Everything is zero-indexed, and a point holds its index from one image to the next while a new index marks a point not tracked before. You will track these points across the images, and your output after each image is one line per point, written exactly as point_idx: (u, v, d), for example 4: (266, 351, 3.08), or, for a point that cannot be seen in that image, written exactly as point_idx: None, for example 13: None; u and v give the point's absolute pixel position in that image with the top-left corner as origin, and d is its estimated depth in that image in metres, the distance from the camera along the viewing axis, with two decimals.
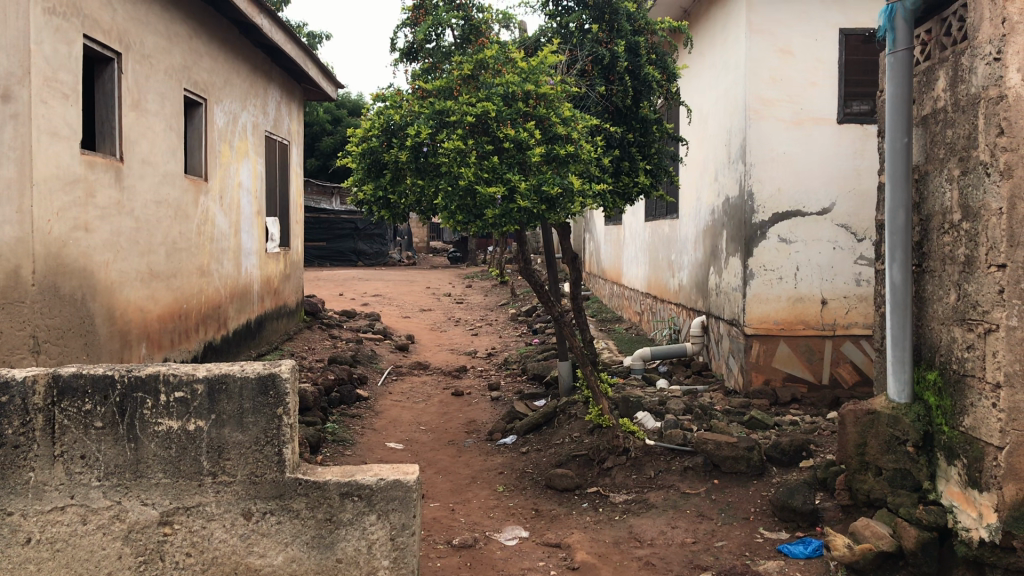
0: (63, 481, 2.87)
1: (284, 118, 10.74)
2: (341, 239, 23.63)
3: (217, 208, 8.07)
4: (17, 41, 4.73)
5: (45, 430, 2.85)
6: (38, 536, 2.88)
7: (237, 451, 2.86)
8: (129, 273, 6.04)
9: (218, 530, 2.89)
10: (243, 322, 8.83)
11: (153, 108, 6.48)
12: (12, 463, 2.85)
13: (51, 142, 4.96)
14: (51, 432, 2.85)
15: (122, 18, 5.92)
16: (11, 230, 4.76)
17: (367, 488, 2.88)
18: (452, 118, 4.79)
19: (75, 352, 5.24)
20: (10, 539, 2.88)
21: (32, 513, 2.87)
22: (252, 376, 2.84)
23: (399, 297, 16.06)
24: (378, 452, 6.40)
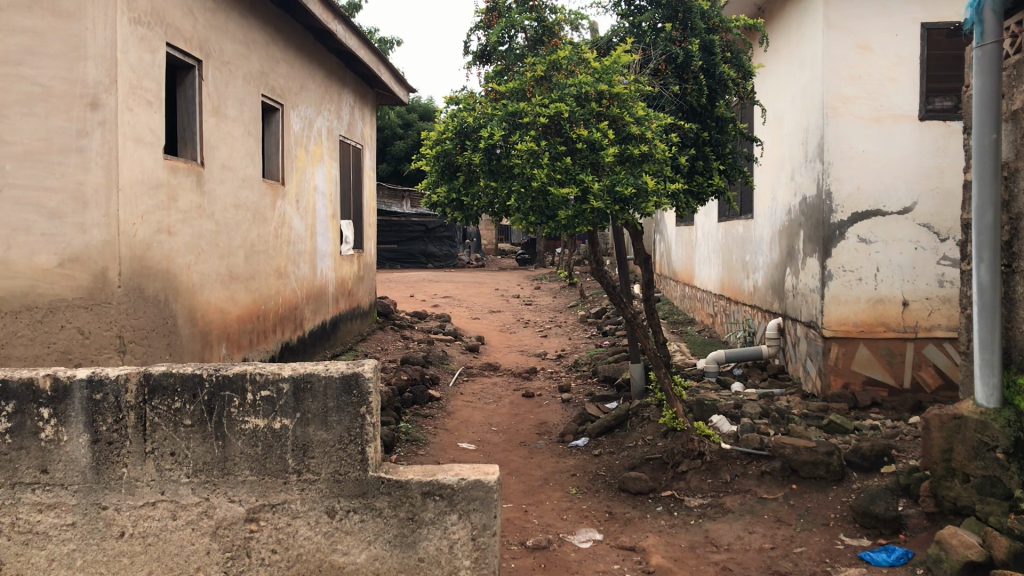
0: (154, 477, 2.85)
1: (357, 122, 10.90)
2: (412, 241, 23.96)
3: (293, 211, 8.22)
4: (106, 50, 4.90)
5: (137, 427, 2.83)
6: (131, 530, 2.87)
7: (321, 449, 2.81)
8: (210, 275, 6.18)
9: (303, 527, 2.84)
10: (318, 323, 9.00)
11: (232, 114, 6.65)
12: (105, 458, 2.84)
13: (137, 148, 5.13)
14: (143, 429, 2.84)
15: (203, 26, 6.08)
16: (100, 234, 4.94)
17: (448, 488, 2.81)
18: (526, 119, 4.81)
19: (159, 352, 5.40)
20: (104, 533, 2.87)
21: (125, 507, 2.86)
22: (336, 374, 2.78)
23: (468, 298, 16.21)
24: (451, 452, 6.45)
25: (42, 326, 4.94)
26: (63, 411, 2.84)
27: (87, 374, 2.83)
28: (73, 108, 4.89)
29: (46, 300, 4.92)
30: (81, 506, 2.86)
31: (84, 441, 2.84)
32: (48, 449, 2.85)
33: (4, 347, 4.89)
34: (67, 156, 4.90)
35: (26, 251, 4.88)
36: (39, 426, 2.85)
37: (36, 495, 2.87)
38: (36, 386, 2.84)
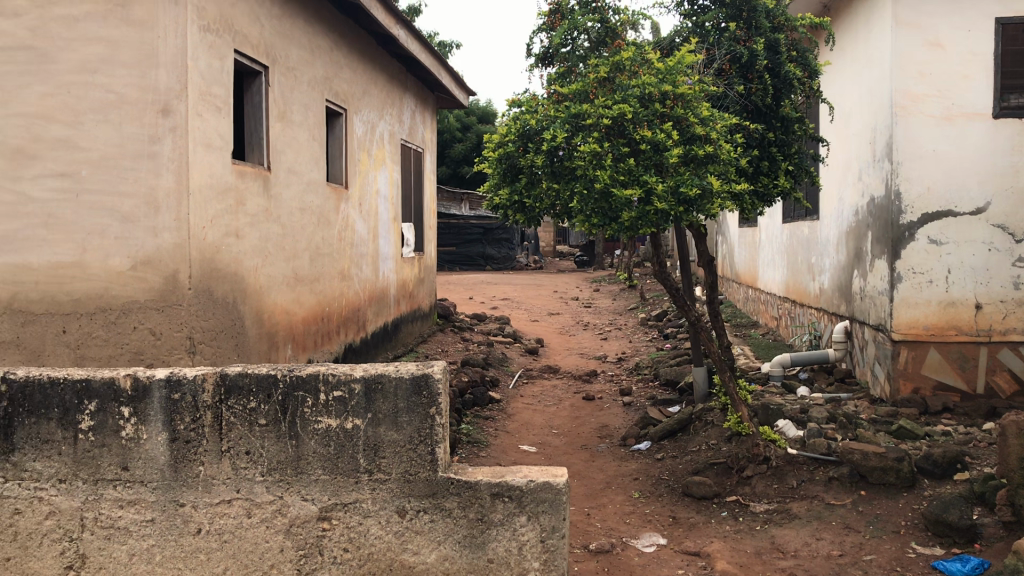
0: (229, 475, 2.85)
1: (418, 126, 10.99)
2: (471, 243, 24.08)
3: (356, 214, 8.33)
4: (176, 57, 5.02)
5: (213, 426, 2.84)
6: (207, 527, 2.87)
7: (392, 450, 2.80)
8: (276, 278, 6.30)
9: (374, 527, 2.84)
10: (380, 325, 9.10)
11: (298, 119, 6.76)
12: (183, 456, 2.85)
13: (206, 153, 5.23)
14: (218, 428, 2.84)
15: (270, 33, 6.18)
16: (171, 237, 5.06)
17: (517, 490, 2.80)
18: (589, 121, 4.80)
19: (228, 353, 5.51)
20: (181, 529, 2.88)
21: (202, 505, 2.86)
22: (406, 376, 2.78)
23: (527, 300, 16.24)
24: (512, 454, 6.46)
25: (116, 327, 5.12)
26: (143, 409, 2.85)
27: (166, 374, 2.83)
28: (146, 115, 5.03)
29: (120, 301, 5.10)
30: (159, 502, 2.87)
31: (163, 439, 2.85)
32: (128, 447, 2.87)
33: (81, 347, 5.15)
34: (140, 162, 5.03)
35: (101, 254, 5.08)
36: (120, 424, 2.87)
37: (117, 491, 2.88)
38: (117, 385, 2.85)
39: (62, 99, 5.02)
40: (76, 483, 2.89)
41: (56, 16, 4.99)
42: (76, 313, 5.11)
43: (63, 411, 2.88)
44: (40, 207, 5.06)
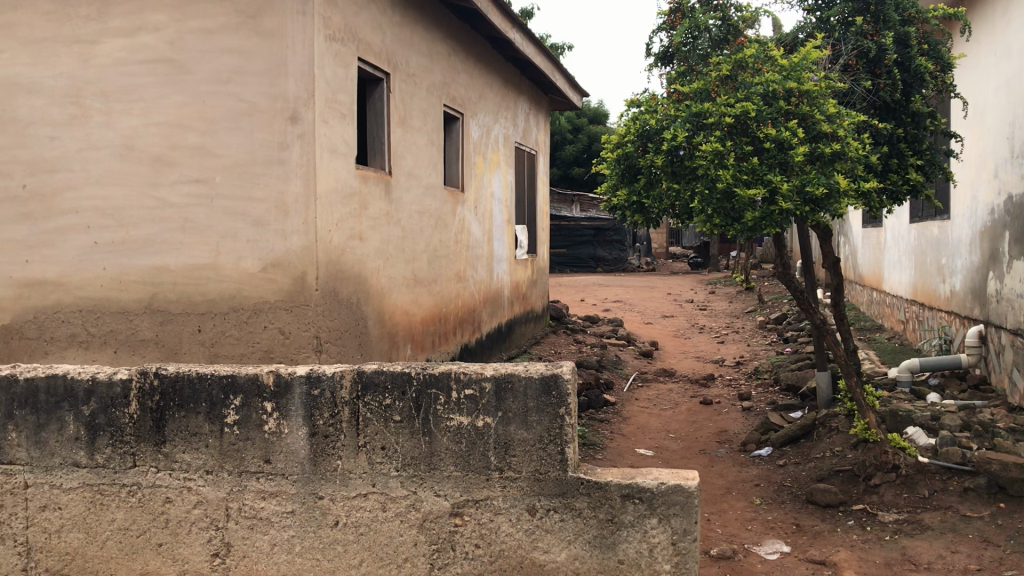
0: (366, 470, 2.84)
1: (532, 129, 11.05)
2: (582, 245, 24.05)
3: (472, 216, 8.45)
4: (305, 66, 5.18)
5: (351, 421, 2.83)
6: (344, 520, 2.86)
7: (522, 448, 2.74)
8: (396, 279, 6.43)
9: (504, 524, 2.78)
10: (495, 326, 9.20)
11: (417, 124, 6.90)
12: (322, 450, 2.85)
13: (332, 158, 5.39)
14: (356, 423, 2.83)
15: (391, 41, 6.33)
16: (299, 239, 5.23)
17: (648, 491, 2.68)
18: (711, 120, 4.75)
19: (352, 352, 5.67)
20: (320, 521, 2.87)
21: (339, 497, 2.85)
22: (535, 376, 2.71)
23: (639, 302, 16.11)
24: (629, 457, 6.43)
25: (247, 327, 5.34)
26: (284, 404, 2.86)
27: (305, 371, 2.85)
28: (276, 122, 5.22)
29: (251, 302, 5.31)
30: (298, 495, 2.88)
31: (303, 434, 2.86)
32: (271, 440, 2.88)
33: (216, 345, 5.39)
34: (271, 167, 5.23)
35: (234, 256, 5.30)
36: (263, 419, 2.88)
37: (260, 483, 2.89)
38: (260, 381, 2.87)
39: (197, 108, 5.28)
40: (222, 474, 2.92)
41: (193, 29, 5.24)
42: (211, 312, 5.36)
43: (210, 405, 2.91)
44: (177, 211, 5.34)
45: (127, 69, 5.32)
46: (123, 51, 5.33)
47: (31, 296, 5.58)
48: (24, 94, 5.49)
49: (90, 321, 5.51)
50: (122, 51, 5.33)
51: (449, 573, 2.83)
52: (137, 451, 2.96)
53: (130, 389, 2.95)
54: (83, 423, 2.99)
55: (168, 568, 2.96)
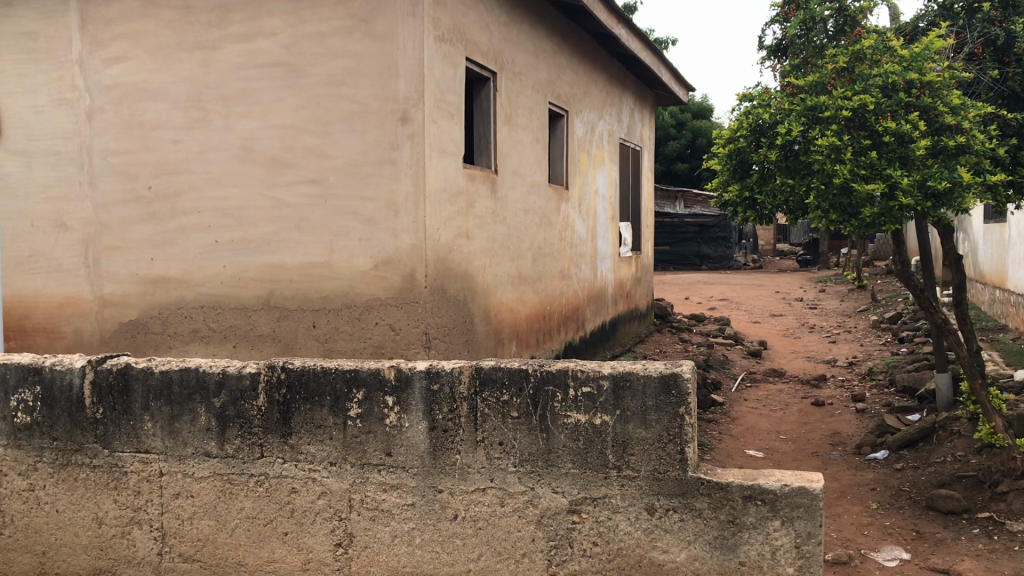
0: (484, 465, 2.78)
1: (637, 125, 10.96)
2: (686, 242, 23.73)
3: (577, 214, 8.44)
4: (415, 67, 5.26)
5: (469, 417, 2.78)
6: (463, 513, 2.80)
7: (641, 447, 2.65)
8: (502, 277, 6.48)
9: (623, 522, 2.68)
10: (599, 324, 9.18)
11: (523, 122, 6.93)
12: (442, 445, 2.81)
13: (441, 158, 5.45)
14: (474, 419, 2.78)
15: (498, 40, 6.36)
16: (409, 238, 5.31)
17: (771, 493, 2.56)
18: (826, 113, 4.64)
19: (459, 348, 5.74)
20: (439, 515, 2.83)
21: (458, 491, 2.80)
22: (654, 374, 2.62)
23: (745, 301, 15.79)
24: (738, 458, 6.32)
25: (359, 323, 5.45)
26: (405, 399, 2.83)
27: (425, 366, 2.82)
28: (387, 123, 5.32)
29: (363, 299, 5.43)
30: (418, 488, 2.84)
31: (423, 428, 2.82)
32: (392, 434, 2.85)
33: (329, 341, 5.53)
34: (382, 167, 5.33)
35: (347, 254, 5.43)
36: (384, 413, 2.86)
37: (381, 476, 2.86)
38: (382, 375, 2.84)
39: (311, 110, 5.43)
40: (345, 466, 2.89)
41: (307, 33, 5.39)
42: (324, 309, 5.50)
43: (333, 398, 2.89)
44: (293, 211, 5.51)
45: (245, 73, 5.51)
46: (241, 56, 5.52)
47: (156, 292, 5.83)
48: (149, 99, 5.74)
49: (210, 317, 5.72)
50: (241, 56, 5.52)
51: (566, 570, 2.74)
52: (265, 442, 2.94)
53: (258, 382, 2.93)
54: (213, 414, 2.98)
55: (292, 557, 2.93)
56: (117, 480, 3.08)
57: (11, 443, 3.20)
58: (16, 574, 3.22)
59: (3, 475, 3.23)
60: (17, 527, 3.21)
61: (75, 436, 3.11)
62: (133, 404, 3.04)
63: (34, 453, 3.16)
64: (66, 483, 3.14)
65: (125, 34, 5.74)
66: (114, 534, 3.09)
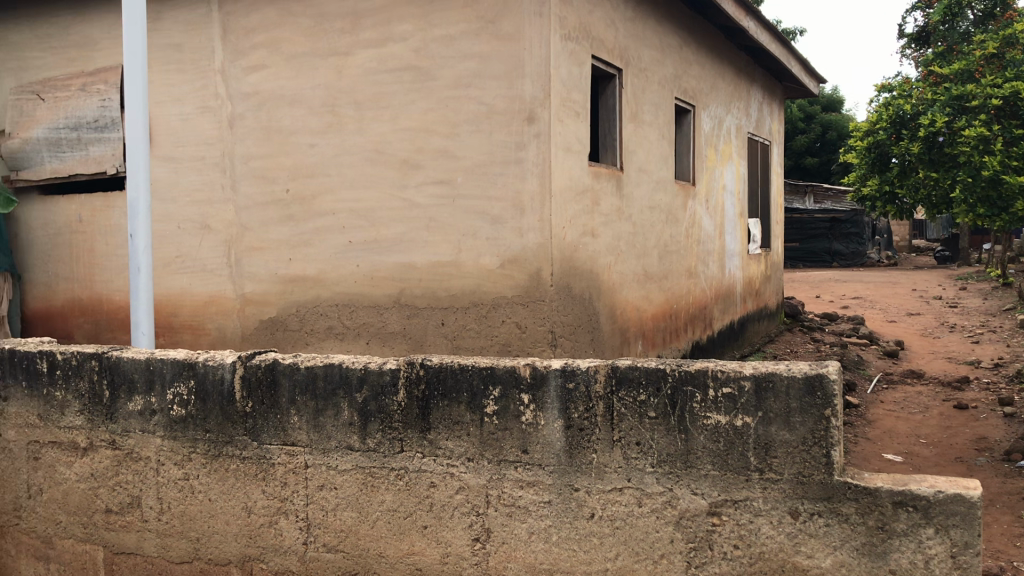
0: (622, 464, 2.57)
1: (766, 118, 10.69)
2: (816, 239, 23.02)
3: (704, 211, 8.31)
4: (541, 66, 5.25)
5: (606, 417, 2.58)
6: (600, 512, 2.60)
7: (784, 450, 2.38)
8: (628, 275, 6.43)
9: (766, 526, 2.42)
10: (727, 323, 9.00)
11: (649, 119, 6.86)
12: (578, 444, 2.62)
13: (567, 156, 5.43)
14: (611, 418, 2.58)
15: (623, 36, 6.32)
16: (536, 237, 5.31)
17: (923, 500, 2.25)
18: (973, 102, 5.11)
19: (585, 346, 5.73)
20: (575, 513, 2.64)
21: (595, 490, 2.61)
22: (799, 375, 2.36)
23: (881, 299, 15.19)
24: (875, 462, 6.09)
25: (487, 321, 5.49)
26: (541, 397, 2.67)
27: (560, 364, 2.65)
28: (514, 123, 5.34)
29: (490, 297, 5.47)
30: (554, 485, 2.66)
31: (558, 426, 2.64)
32: (528, 431, 2.69)
33: (457, 338, 5.59)
34: (508, 167, 5.37)
35: (474, 253, 5.49)
36: (520, 410, 2.70)
37: (518, 472, 2.70)
38: (518, 373, 2.69)
39: (440, 113, 5.52)
40: (482, 462, 2.75)
41: (436, 37, 5.48)
42: (452, 307, 5.57)
43: (471, 395, 2.76)
44: (423, 211, 5.62)
45: (377, 78, 5.67)
46: (373, 61, 5.67)
47: (293, 291, 6.05)
48: (287, 105, 5.96)
49: (345, 314, 5.89)
50: (372, 61, 5.67)
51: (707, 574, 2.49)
52: (404, 437, 2.85)
53: (398, 378, 2.84)
54: (356, 408, 2.90)
55: (431, 550, 2.82)
56: (265, 471, 3.05)
57: (167, 435, 3.21)
58: (174, 559, 3.21)
59: (161, 464, 3.23)
60: (173, 514, 3.22)
61: (226, 428, 3.10)
62: (279, 398, 3.01)
63: (189, 444, 3.17)
64: (218, 474, 3.13)
65: (264, 42, 5.99)
66: (263, 523, 3.07)
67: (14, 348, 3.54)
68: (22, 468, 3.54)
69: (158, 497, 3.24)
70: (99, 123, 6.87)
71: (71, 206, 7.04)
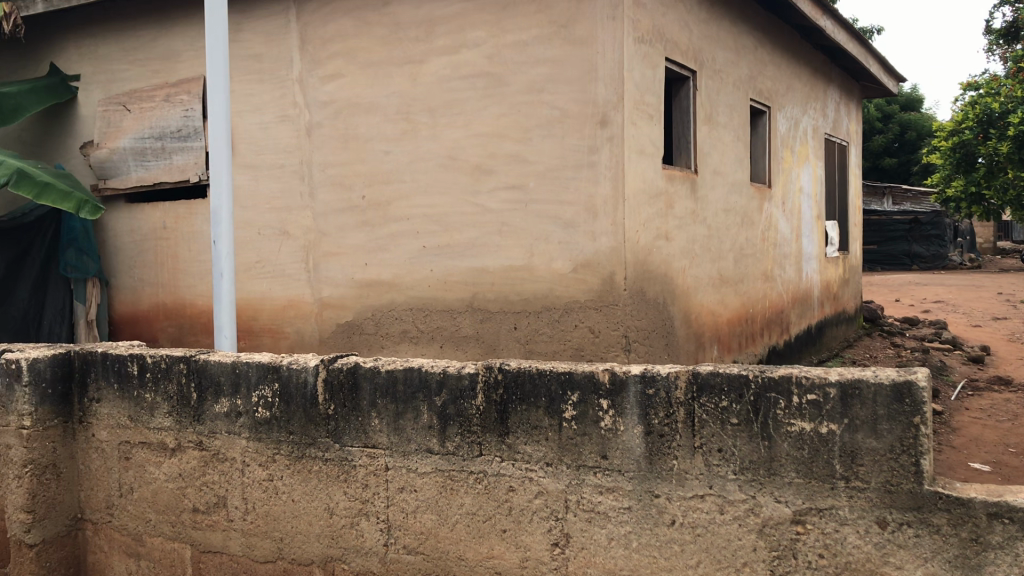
0: (703, 471, 2.50)
1: (844, 118, 10.47)
2: (896, 241, 22.45)
3: (780, 213, 8.17)
4: (614, 70, 5.23)
5: (687, 423, 2.51)
6: (681, 519, 2.53)
7: (871, 458, 2.28)
8: (702, 279, 6.36)
9: (852, 536, 2.32)
10: (804, 327, 8.83)
11: (724, 120, 6.77)
12: (658, 450, 2.56)
13: (640, 159, 5.40)
14: (692, 425, 2.51)
15: (697, 38, 6.26)
16: (609, 241, 5.30)
17: (1021, 511, 2.13)
18: None
19: (659, 351, 5.67)
20: (656, 520, 2.57)
21: (675, 497, 2.54)
22: (887, 382, 2.26)
23: (965, 303, 14.73)
24: (961, 471, 5.90)
25: (560, 325, 5.48)
26: (620, 403, 2.61)
27: (639, 370, 2.59)
28: (587, 127, 5.34)
29: (562, 302, 5.47)
30: (634, 492, 2.60)
31: (638, 431, 2.58)
32: (607, 437, 2.64)
33: (530, 342, 5.58)
34: (581, 171, 5.37)
35: (547, 258, 5.50)
36: (599, 416, 2.65)
37: (597, 478, 2.65)
38: (597, 378, 2.65)
39: (513, 118, 5.55)
40: (561, 467, 2.71)
41: (509, 42, 5.51)
42: (525, 311, 5.58)
43: (549, 400, 2.73)
44: (496, 216, 5.65)
45: (451, 84, 5.72)
46: (447, 68, 5.72)
47: (369, 295, 6.14)
48: (362, 113, 6.06)
49: (419, 319, 5.95)
50: (446, 68, 5.72)
51: None
52: (483, 440, 2.83)
53: (476, 382, 2.83)
54: (435, 412, 2.90)
55: (511, 554, 2.79)
56: (347, 473, 3.07)
57: (253, 436, 3.25)
58: (259, 558, 3.26)
59: (245, 465, 3.27)
60: (257, 514, 3.26)
61: (309, 430, 3.13)
62: (361, 400, 3.03)
63: (272, 445, 3.20)
64: (300, 475, 3.16)
65: (341, 51, 6.10)
66: (345, 524, 3.08)
67: (106, 352, 3.60)
68: (113, 468, 3.61)
69: (243, 497, 3.28)
70: (182, 132, 7.08)
71: (155, 214, 7.25)
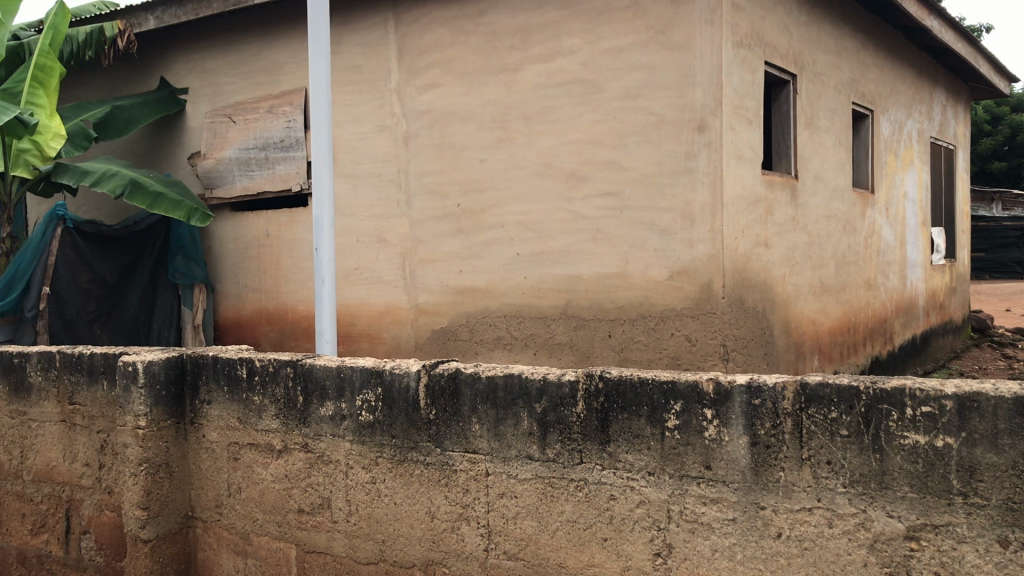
0: (811, 484, 2.44)
1: (951, 121, 10.10)
2: (1006, 248, 21.50)
3: (883, 220, 7.94)
4: (712, 75, 5.17)
5: (794, 434, 2.46)
6: (787, 532, 2.47)
7: (991, 474, 2.19)
8: (803, 287, 6.22)
9: (971, 554, 2.22)
10: (909, 338, 8.54)
11: (825, 125, 6.62)
12: (764, 461, 2.51)
13: (739, 165, 5.32)
14: (800, 436, 2.45)
15: (797, 41, 6.13)
16: (706, 248, 5.23)
17: None
18: None
19: (759, 360, 5.56)
20: (761, 532, 2.52)
21: (782, 510, 2.48)
22: (1009, 395, 2.17)
23: None
24: None
25: (655, 333, 5.42)
26: (724, 413, 2.58)
27: (744, 380, 2.55)
28: (683, 133, 5.29)
29: (658, 309, 5.41)
30: (739, 503, 2.55)
31: (743, 442, 2.54)
32: (711, 447, 2.60)
33: (625, 350, 5.53)
34: (677, 177, 5.32)
35: (643, 265, 5.45)
36: (703, 426, 2.62)
37: (701, 488, 2.61)
38: (700, 388, 2.62)
39: (609, 125, 5.53)
40: (663, 477, 2.68)
41: (605, 49, 5.50)
42: (620, 319, 5.54)
43: (651, 409, 2.71)
44: (591, 223, 5.64)
45: (546, 92, 5.74)
46: (542, 76, 5.75)
47: (464, 302, 6.19)
48: (459, 122, 6.13)
49: (513, 326, 5.97)
50: (541, 76, 5.75)
51: None
52: (584, 448, 2.82)
53: (577, 389, 2.83)
54: (536, 419, 2.91)
55: (611, 563, 2.78)
56: (448, 477, 3.11)
57: (356, 439, 3.31)
58: (361, 559, 3.31)
59: (349, 468, 3.34)
60: (360, 516, 3.32)
61: (412, 435, 3.18)
62: (462, 406, 3.06)
63: (376, 449, 3.26)
64: (403, 479, 3.21)
65: (438, 62, 6.19)
66: (446, 528, 3.12)
67: (216, 355, 3.72)
68: (222, 468, 3.73)
69: (346, 499, 3.35)
70: (285, 143, 7.27)
71: (258, 222, 7.48)
